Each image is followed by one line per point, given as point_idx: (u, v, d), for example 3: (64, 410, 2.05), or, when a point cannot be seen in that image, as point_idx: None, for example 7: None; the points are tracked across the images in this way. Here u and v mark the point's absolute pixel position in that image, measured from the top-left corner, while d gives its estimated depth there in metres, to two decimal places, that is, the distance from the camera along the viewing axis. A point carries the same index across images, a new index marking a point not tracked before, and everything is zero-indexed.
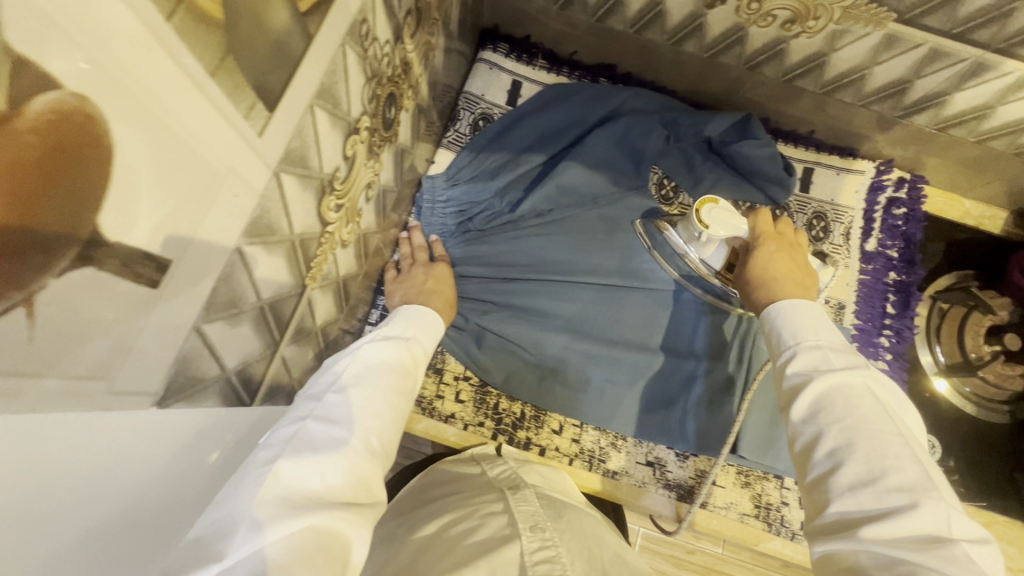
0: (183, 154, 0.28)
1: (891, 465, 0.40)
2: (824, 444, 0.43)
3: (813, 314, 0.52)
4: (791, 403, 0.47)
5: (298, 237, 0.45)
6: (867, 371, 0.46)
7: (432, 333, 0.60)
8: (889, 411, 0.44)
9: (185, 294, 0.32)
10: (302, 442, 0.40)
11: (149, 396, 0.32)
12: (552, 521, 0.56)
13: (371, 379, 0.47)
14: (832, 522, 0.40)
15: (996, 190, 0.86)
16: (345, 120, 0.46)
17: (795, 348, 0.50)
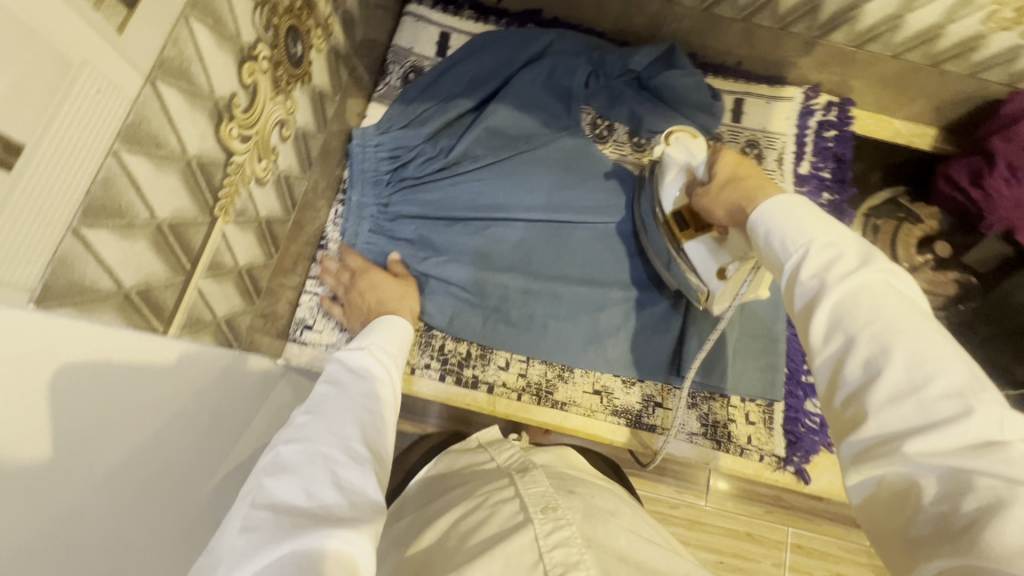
0: (20, 33, 0.28)
1: (933, 367, 0.30)
2: (853, 356, 0.33)
3: (811, 206, 0.40)
4: (804, 323, 0.36)
5: (194, 158, 0.45)
6: (886, 264, 0.35)
7: (398, 340, 0.58)
8: (913, 301, 0.34)
9: (53, 190, 0.32)
10: (285, 462, 0.37)
11: (25, 291, 0.32)
12: (564, 499, 0.51)
13: (350, 394, 0.45)
14: (868, 446, 0.31)
15: (922, 107, 0.87)
16: (235, 43, 0.47)
17: (799, 254, 0.38)
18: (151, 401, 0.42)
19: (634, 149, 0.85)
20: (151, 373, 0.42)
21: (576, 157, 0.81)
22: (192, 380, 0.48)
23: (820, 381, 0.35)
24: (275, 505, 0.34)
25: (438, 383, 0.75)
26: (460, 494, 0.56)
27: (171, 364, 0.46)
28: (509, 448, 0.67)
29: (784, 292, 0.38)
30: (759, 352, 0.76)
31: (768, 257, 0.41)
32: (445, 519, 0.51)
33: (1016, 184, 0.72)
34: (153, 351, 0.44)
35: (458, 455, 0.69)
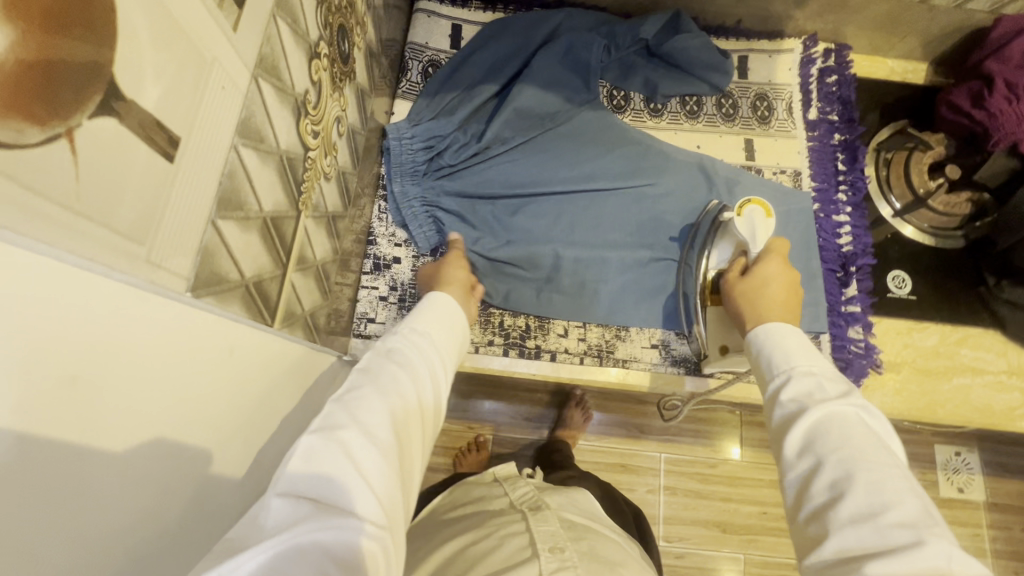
0: (173, 30, 0.30)
1: (891, 499, 0.39)
2: (822, 476, 0.42)
3: (801, 338, 0.53)
4: (782, 436, 0.46)
5: (285, 153, 0.47)
6: (859, 401, 0.46)
7: (446, 329, 0.58)
8: (881, 442, 0.43)
9: (197, 181, 0.34)
10: (313, 450, 0.39)
11: (183, 279, 0.34)
12: (571, 540, 0.60)
13: (382, 382, 0.46)
14: (833, 560, 0.39)
15: (913, 44, 0.93)
16: (305, 41, 0.49)
17: (788, 375, 0.50)
18: (227, 403, 0.41)
19: (652, 113, 0.90)
20: (233, 374, 0.42)
21: (600, 130, 0.86)
22: (259, 386, 0.47)
23: (792, 495, 0.44)
24: (299, 495, 0.37)
25: (503, 358, 0.77)
26: (474, 524, 0.66)
27: (249, 366, 0.45)
28: (521, 484, 0.78)
29: (771, 404, 0.50)
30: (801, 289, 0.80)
31: (761, 378, 0.53)
32: (460, 547, 0.62)
33: (1017, 102, 0.76)
34: (236, 351, 0.43)
35: (471, 486, 0.82)
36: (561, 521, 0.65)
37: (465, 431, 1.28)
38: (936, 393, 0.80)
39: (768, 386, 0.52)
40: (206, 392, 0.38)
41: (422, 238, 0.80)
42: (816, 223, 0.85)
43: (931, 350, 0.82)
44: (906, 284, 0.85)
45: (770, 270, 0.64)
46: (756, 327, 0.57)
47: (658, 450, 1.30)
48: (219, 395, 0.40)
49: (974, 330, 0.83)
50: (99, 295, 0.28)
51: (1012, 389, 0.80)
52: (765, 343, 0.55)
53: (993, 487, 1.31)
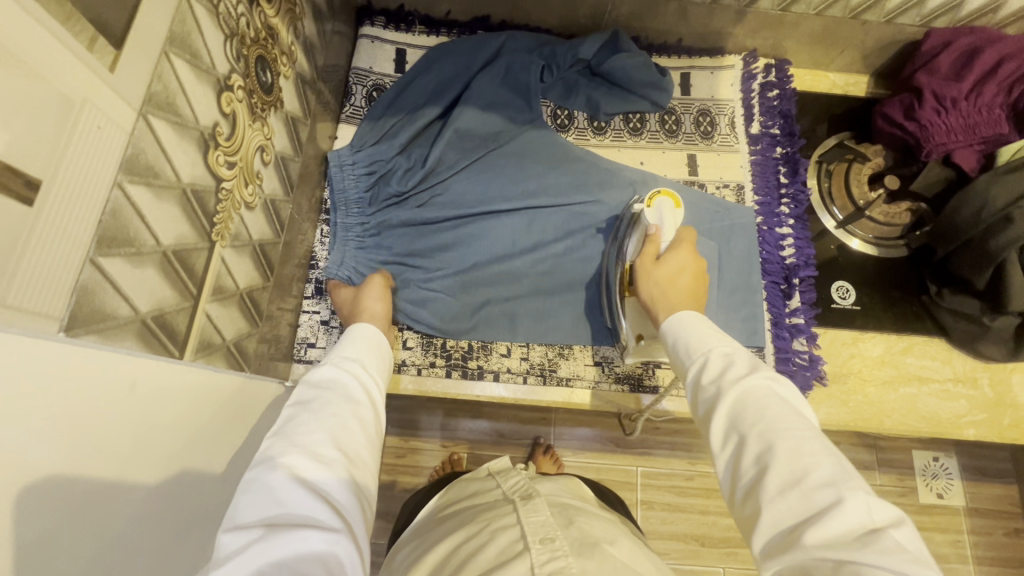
0: (23, 74, 0.30)
1: (809, 462, 0.41)
2: (745, 452, 0.44)
3: (711, 327, 0.57)
4: (709, 424, 0.48)
5: (188, 186, 0.47)
6: (767, 372, 0.49)
7: (376, 347, 0.59)
8: (792, 408, 0.46)
9: (69, 223, 0.35)
10: (256, 482, 0.39)
11: (54, 320, 0.34)
12: (562, 528, 0.60)
13: (321, 402, 0.47)
14: (773, 535, 0.39)
15: (852, 58, 0.94)
16: (211, 75, 0.49)
17: (705, 359, 0.53)
18: (133, 445, 0.39)
19: (596, 132, 0.91)
20: (136, 414, 0.40)
21: (543, 148, 0.87)
22: (181, 419, 0.45)
23: (729, 478, 0.46)
24: (248, 521, 0.37)
25: (446, 380, 0.77)
26: (468, 520, 0.67)
27: (159, 400, 0.43)
28: (513, 475, 0.80)
29: (695, 394, 0.52)
30: (740, 303, 0.82)
31: (681, 369, 0.56)
32: (452, 545, 0.62)
33: (946, 112, 0.78)
34: (138, 387, 0.41)
35: (467, 483, 0.84)
36: (550, 508, 0.66)
37: (437, 449, 1.27)
38: (882, 403, 0.80)
39: (689, 375, 0.54)
40: (99, 436, 0.36)
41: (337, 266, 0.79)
42: (759, 236, 0.86)
43: (877, 360, 0.82)
44: (850, 294, 0.86)
45: (676, 262, 0.67)
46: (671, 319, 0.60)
47: (633, 462, 1.29)
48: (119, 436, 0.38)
49: (919, 338, 0.83)
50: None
51: (958, 397, 0.80)
52: (679, 334, 0.58)
53: (972, 493, 1.30)
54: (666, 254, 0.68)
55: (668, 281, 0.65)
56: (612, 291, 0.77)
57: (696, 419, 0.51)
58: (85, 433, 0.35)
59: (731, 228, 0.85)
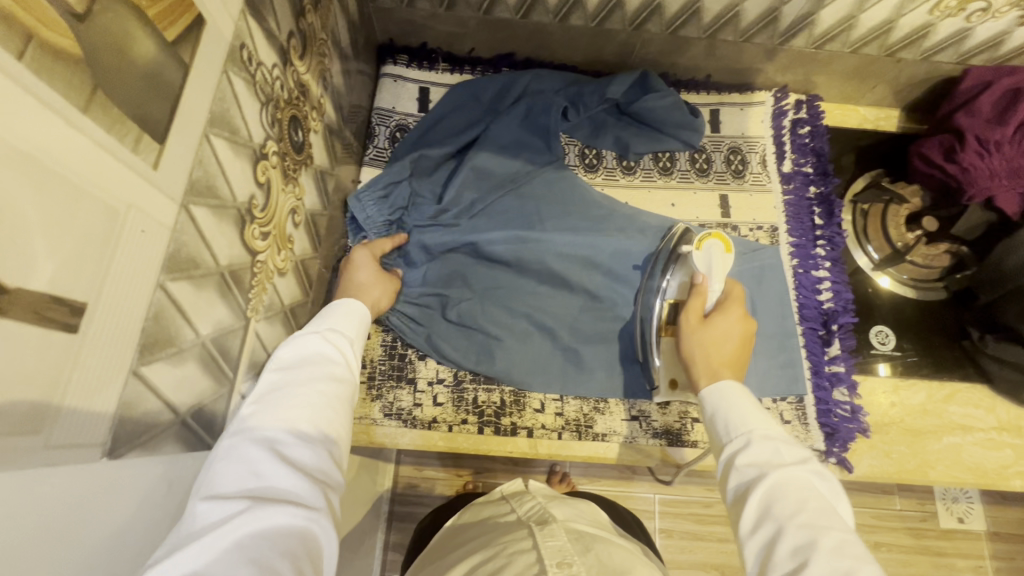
0: (73, 194, 0.28)
1: (850, 565, 0.40)
2: (783, 544, 0.42)
3: (751, 402, 0.54)
4: (740, 509, 0.46)
5: (226, 268, 0.44)
6: (811, 465, 0.47)
7: (359, 317, 0.57)
8: (832, 506, 0.44)
9: (112, 341, 0.32)
10: (237, 453, 0.41)
11: (98, 447, 0.32)
12: (579, 554, 0.58)
13: (303, 372, 0.47)
14: None
15: (884, 93, 0.93)
16: (249, 147, 0.47)
17: (746, 439, 0.50)
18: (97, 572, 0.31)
19: (624, 171, 0.89)
20: (100, 531, 0.32)
21: (563, 191, 0.84)
22: (151, 512, 0.37)
23: (756, 564, 0.44)
24: (229, 491, 0.39)
25: (478, 437, 0.74)
26: (483, 544, 0.65)
27: (128, 504, 0.34)
28: (528, 500, 0.77)
29: (727, 471, 0.49)
30: (778, 350, 0.80)
31: (715, 441, 0.53)
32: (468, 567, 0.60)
33: (988, 155, 0.76)
34: (110, 493, 0.33)
35: (482, 506, 0.80)
36: (567, 534, 0.63)
37: (452, 481, 1.24)
38: (926, 454, 0.77)
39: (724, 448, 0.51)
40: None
41: None
42: (794, 280, 0.84)
43: (920, 409, 0.80)
44: (890, 339, 0.83)
45: (725, 327, 0.64)
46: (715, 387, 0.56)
47: (652, 491, 1.26)
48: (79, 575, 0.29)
49: (962, 385, 0.81)
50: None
51: (1004, 446, 0.78)
52: (718, 402, 0.55)
53: (993, 516, 1.27)
54: (717, 315, 0.65)
55: (712, 345, 0.63)
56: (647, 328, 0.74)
57: (725, 500, 0.49)
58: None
59: (767, 273, 0.82)
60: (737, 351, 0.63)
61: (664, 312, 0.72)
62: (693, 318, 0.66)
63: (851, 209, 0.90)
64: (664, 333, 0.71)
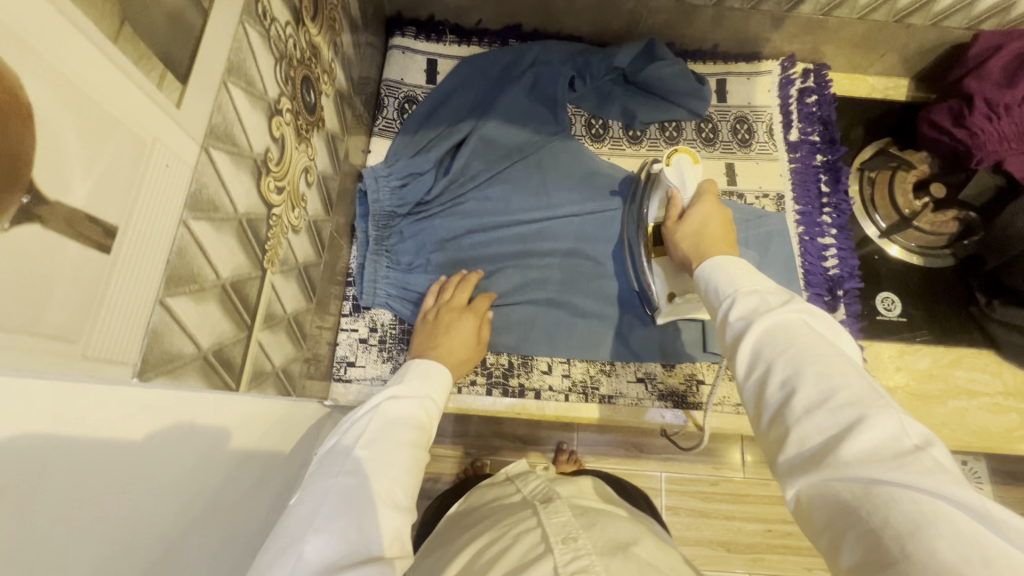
0: (105, 123, 0.30)
1: (839, 381, 0.37)
2: (772, 377, 0.40)
3: (741, 267, 0.51)
4: (733, 353, 0.43)
5: (244, 216, 0.46)
6: (800, 302, 0.43)
7: (443, 385, 0.59)
8: (824, 335, 0.41)
9: (140, 266, 0.33)
10: (340, 500, 0.41)
11: (128, 366, 0.33)
12: (584, 529, 0.56)
13: (396, 435, 0.48)
14: (795, 459, 0.36)
15: (892, 62, 0.92)
16: (264, 100, 0.48)
17: (733, 297, 0.47)
18: (116, 477, 0.32)
19: (631, 141, 0.89)
20: (105, 490, 0.31)
21: (570, 161, 0.85)
22: (185, 481, 0.38)
23: (751, 405, 0.42)
24: (326, 537, 0.38)
25: (487, 398, 0.76)
26: (488, 527, 0.62)
27: (151, 479, 0.34)
28: (532, 478, 0.74)
29: (721, 330, 0.47)
30: None
31: (710, 308, 0.50)
32: (475, 547, 0.59)
33: (998, 119, 0.75)
34: (127, 472, 0.32)
35: (483, 486, 0.80)
36: (572, 510, 0.62)
37: (460, 458, 1.26)
38: (931, 418, 0.78)
39: (717, 311, 0.49)
40: (64, 485, 0.28)
41: (370, 289, 0.79)
42: (799, 246, 0.84)
43: (925, 373, 0.80)
44: (896, 305, 0.84)
45: (701, 215, 0.63)
46: (703, 264, 0.55)
47: (657, 469, 1.27)
48: (92, 486, 0.30)
49: (968, 350, 0.82)
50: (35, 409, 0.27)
51: (1009, 411, 0.79)
52: (711, 274, 0.52)
53: (1000, 496, 1.27)
54: (688, 210, 0.65)
55: (695, 233, 0.61)
56: (636, 254, 0.77)
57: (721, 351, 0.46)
58: (66, 467, 0.28)
59: (772, 239, 0.83)
60: (722, 229, 0.61)
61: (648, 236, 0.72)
62: (670, 222, 0.66)
63: (857, 178, 0.90)
64: (653, 253, 0.71)
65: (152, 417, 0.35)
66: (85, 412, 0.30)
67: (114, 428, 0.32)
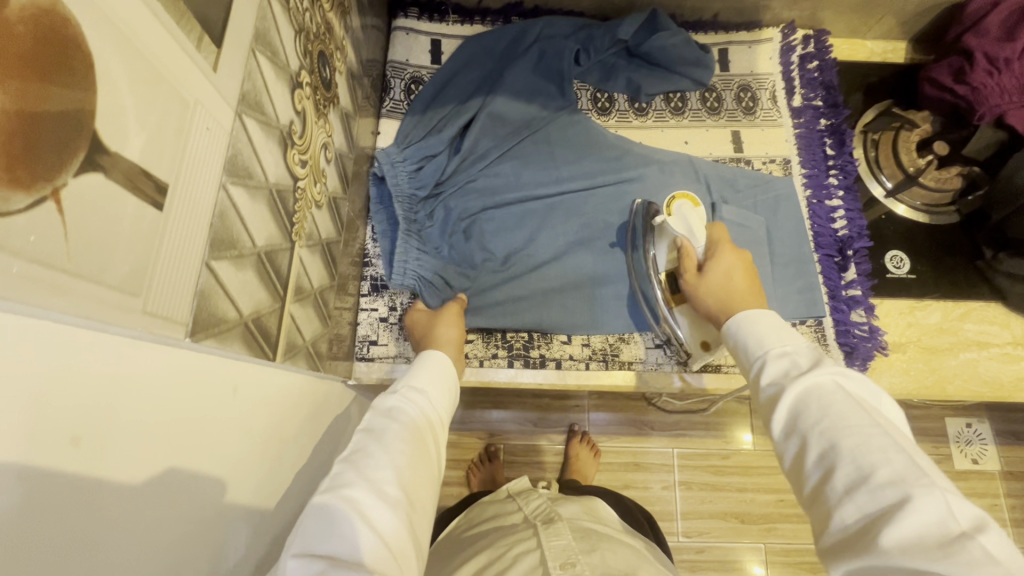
0: (155, 81, 0.30)
1: (878, 458, 0.37)
2: (811, 451, 0.41)
3: (771, 322, 0.53)
4: (769, 417, 0.45)
5: (275, 186, 0.47)
6: (833, 366, 0.45)
7: (446, 379, 0.57)
8: (862, 405, 0.42)
9: (187, 228, 0.34)
10: (327, 506, 0.38)
11: (181, 327, 0.34)
12: (584, 554, 0.56)
13: (391, 433, 0.45)
14: (839, 542, 0.36)
15: (890, 25, 0.93)
16: (287, 72, 0.49)
17: (764, 358, 0.50)
18: (166, 434, 0.32)
19: (637, 113, 0.90)
20: (157, 444, 0.31)
21: (577, 135, 0.86)
22: (220, 446, 0.38)
23: (793, 478, 0.43)
24: (317, 550, 0.35)
25: (508, 370, 0.77)
26: (488, 544, 0.63)
27: (195, 452, 0.35)
28: (535, 498, 0.76)
29: (756, 390, 0.49)
30: (795, 276, 0.82)
31: (743, 366, 0.53)
32: (476, 565, 0.58)
33: (998, 74, 0.77)
34: (179, 453, 0.33)
35: (488, 504, 0.81)
36: (573, 533, 0.61)
37: (475, 442, 1.26)
38: (944, 370, 0.79)
39: (751, 371, 0.51)
40: (121, 435, 0.29)
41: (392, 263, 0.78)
42: (808, 209, 0.86)
43: (935, 328, 0.81)
44: (904, 262, 0.86)
45: (723, 267, 0.67)
46: (730, 320, 0.58)
47: (669, 446, 1.27)
48: (149, 434, 0.31)
49: (977, 303, 0.83)
50: (103, 365, 0.27)
51: (1019, 359, 0.79)
52: (740, 333, 0.55)
53: (1007, 456, 1.27)
54: (709, 262, 0.68)
55: (719, 290, 0.64)
56: (652, 298, 0.77)
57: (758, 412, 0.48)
58: (127, 414, 0.29)
59: (782, 202, 0.85)
60: (746, 281, 0.65)
61: (665, 283, 0.75)
62: (688, 275, 0.69)
63: (860, 141, 0.91)
64: (672, 301, 0.74)
65: (202, 380, 0.36)
66: (148, 363, 0.31)
67: (171, 384, 0.33)
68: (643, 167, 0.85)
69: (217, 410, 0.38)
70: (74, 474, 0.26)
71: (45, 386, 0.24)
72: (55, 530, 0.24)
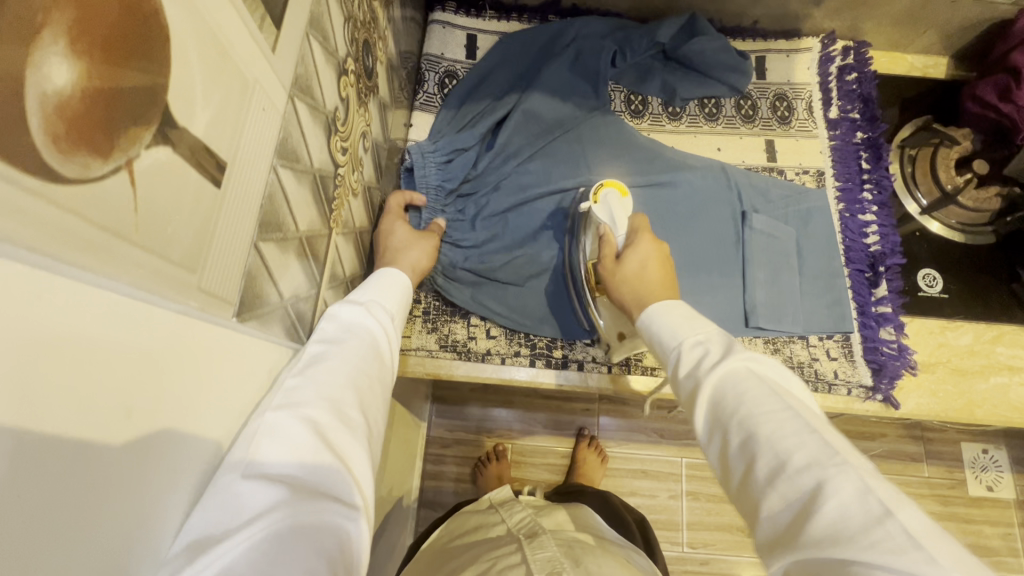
0: (221, 58, 0.30)
1: (792, 444, 0.37)
2: (731, 443, 0.41)
3: (683, 312, 0.53)
4: (691, 414, 0.45)
5: (318, 171, 0.47)
6: (742, 353, 0.45)
7: (397, 296, 0.57)
8: (775, 388, 0.42)
9: (240, 208, 0.34)
10: (279, 422, 0.37)
11: (230, 305, 0.34)
12: (573, 567, 0.55)
13: (342, 359, 0.45)
14: (769, 536, 0.36)
15: (932, 40, 0.91)
16: (334, 57, 0.49)
17: (678, 350, 0.49)
18: (207, 411, 0.32)
19: (670, 117, 0.90)
20: (199, 419, 0.31)
21: (610, 137, 0.85)
22: None
23: (719, 472, 0.43)
24: (270, 470, 0.35)
25: (530, 368, 0.77)
26: (473, 558, 0.62)
27: (230, 431, 0.35)
28: (518, 510, 0.75)
29: (675, 384, 0.49)
30: (824, 290, 0.81)
31: (660, 361, 0.53)
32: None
33: None
34: (216, 429, 0.33)
35: (469, 516, 0.80)
36: (558, 545, 0.61)
37: (484, 441, 1.25)
38: (973, 393, 0.77)
39: (666, 365, 0.51)
40: (170, 409, 0.28)
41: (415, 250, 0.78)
42: (840, 223, 0.85)
43: (967, 350, 0.80)
44: (937, 280, 0.84)
45: (640, 255, 0.64)
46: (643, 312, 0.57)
47: (678, 455, 1.26)
48: (193, 409, 0.30)
49: (1010, 326, 0.81)
50: (162, 338, 0.27)
51: None
52: (653, 324, 0.54)
53: None
54: (626, 249, 0.65)
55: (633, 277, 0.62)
56: (580, 287, 0.75)
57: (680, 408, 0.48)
58: (177, 387, 0.29)
59: (815, 213, 0.83)
60: (660, 270, 0.62)
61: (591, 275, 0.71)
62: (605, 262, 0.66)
63: (897, 155, 0.90)
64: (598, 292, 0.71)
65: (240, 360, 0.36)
66: (199, 339, 0.31)
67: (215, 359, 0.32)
68: (678, 172, 0.83)
69: (252, 391, 0.38)
70: (125, 445, 0.25)
71: (109, 359, 0.24)
72: (100, 499, 0.24)
